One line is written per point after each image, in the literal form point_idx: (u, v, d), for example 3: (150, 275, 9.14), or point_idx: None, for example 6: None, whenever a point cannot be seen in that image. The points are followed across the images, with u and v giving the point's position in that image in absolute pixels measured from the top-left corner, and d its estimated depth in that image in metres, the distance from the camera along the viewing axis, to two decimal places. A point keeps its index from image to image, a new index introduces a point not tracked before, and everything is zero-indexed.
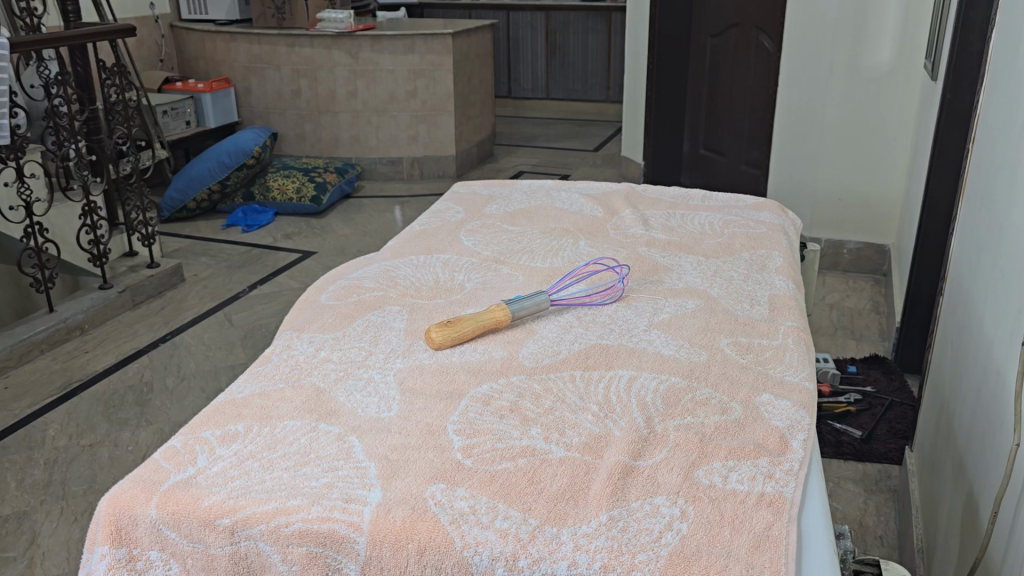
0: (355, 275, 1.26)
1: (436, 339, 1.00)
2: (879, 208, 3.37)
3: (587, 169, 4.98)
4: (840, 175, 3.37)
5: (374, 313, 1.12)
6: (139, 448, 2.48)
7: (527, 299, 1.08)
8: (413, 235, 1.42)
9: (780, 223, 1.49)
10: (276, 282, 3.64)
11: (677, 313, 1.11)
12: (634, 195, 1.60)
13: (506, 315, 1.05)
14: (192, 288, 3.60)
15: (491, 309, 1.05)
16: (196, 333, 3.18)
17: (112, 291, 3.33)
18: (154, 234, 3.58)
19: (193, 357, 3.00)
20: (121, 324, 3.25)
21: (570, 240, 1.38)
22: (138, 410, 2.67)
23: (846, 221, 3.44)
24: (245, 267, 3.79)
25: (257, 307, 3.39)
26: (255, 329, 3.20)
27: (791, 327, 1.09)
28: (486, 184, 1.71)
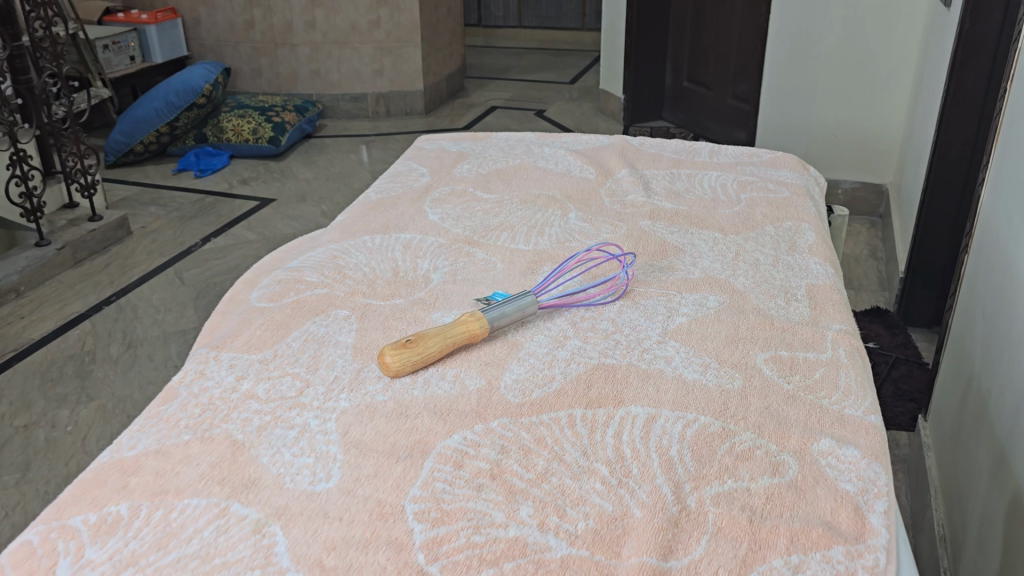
0: (294, 264, 1.02)
1: (390, 363, 0.77)
2: (877, 145, 3.13)
3: (564, 102, 4.70)
4: (836, 111, 3.11)
5: (315, 320, 0.89)
6: (79, 428, 2.24)
7: (508, 300, 0.85)
8: (367, 207, 1.18)
9: (805, 184, 1.26)
10: (231, 233, 3.36)
11: (696, 316, 0.88)
12: (631, 150, 1.36)
13: (484, 325, 0.82)
14: (140, 241, 3.31)
15: (464, 317, 0.82)
16: (143, 293, 2.91)
17: (49, 248, 3.05)
18: (95, 184, 3.28)
19: (140, 321, 2.75)
20: (60, 284, 2.98)
21: (558, 213, 1.14)
22: (79, 384, 2.42)
23: (841, 161, 3.19)
24: (197, 217, 3.51)
25: (210, 262, 3.12)
26: (209, 288, 2.94)
27: (841, 330, 0.87)
28: (455, 138, 1.45)
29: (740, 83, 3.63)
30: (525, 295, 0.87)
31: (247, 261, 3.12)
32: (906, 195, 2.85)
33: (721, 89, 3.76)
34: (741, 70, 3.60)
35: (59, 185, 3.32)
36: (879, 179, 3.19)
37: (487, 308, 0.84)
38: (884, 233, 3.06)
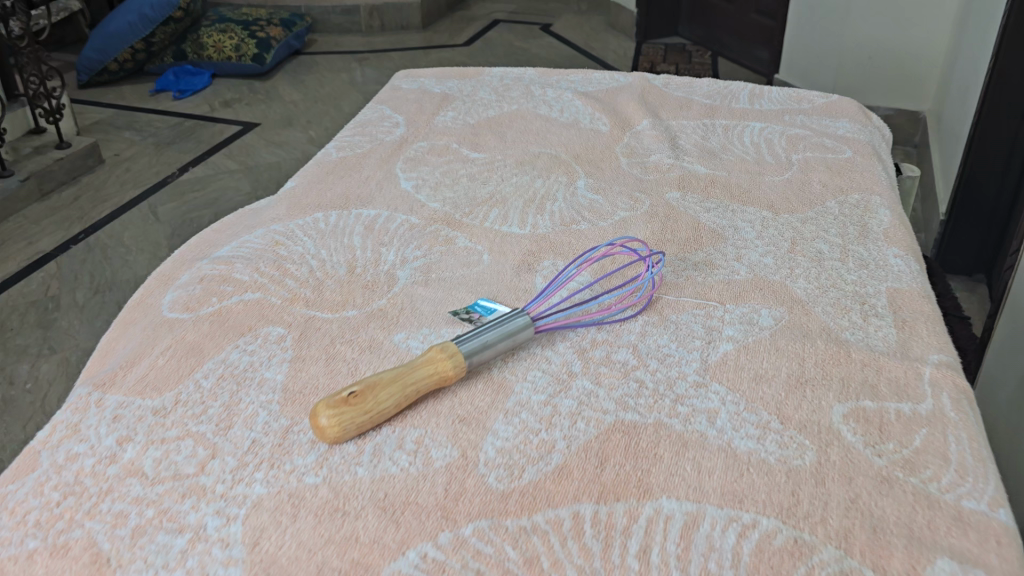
0: (222, 255, 0.80)
1: (322, 426, 0.55)
2: (916, 68, 2.72)
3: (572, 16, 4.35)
4: (870, 26, 2.72)
5: (237, 345, 0.67)
6: (39, 386, 2.01)
7: (495, 325, 0.63)
8: (324, 170, 0.94)
9: (870, 140, 1.01)
10: (212, 162, 3.07)
11: (745, 343, 0.66)
12: (653, 92, 1.11)
13: (460, 363, 0.60)
14: (112, 171, 3.03)
15: (436, 354, 0.60)
16: (114, 230, 2.64)
17: (12, 180, 2.80)
18: (61, 108, 3.01)
19: (109, 262, 2.48)
20: (25, 220, 2.73)
21: (563, 179, 0.90)
22: (40, 334, 2.19)
23: (875, 85, 2.81)
24: (175, 143, 3.22)
25: (187, 195, 2.83)
26: (185, 224, 2.66)
27: (941, 363, 0.65)
28: (439, 74, 1.20)
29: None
30: (518, 313, 0.65)
31: (228, 194, 2.84)
32: (949, 128, 2.46)
33: (743, 4, 3.43)
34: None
35: (23, 109, 3.06)
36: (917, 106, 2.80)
37: (465, 335, 0.62)
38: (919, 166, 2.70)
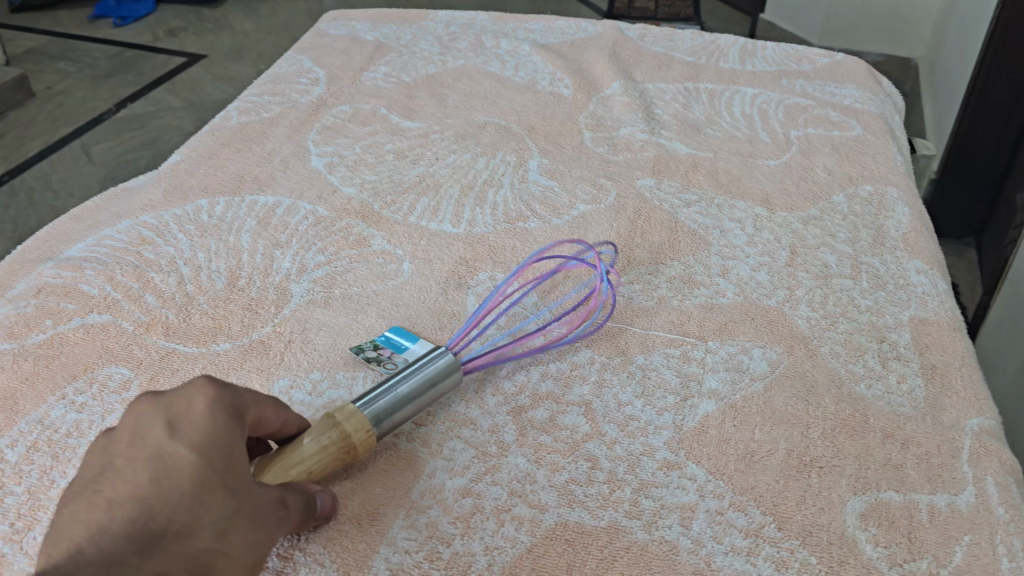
0: (71, 259, 0.63)
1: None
2: (910, 11, 2.32)
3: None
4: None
5: (64, 396, 0.51)
6: None
7: (408, 373, 0.48)
8: (220, 142, 0.77)
9: (881, 111, 0.85)
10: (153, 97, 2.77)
11: (731, 401, 0.50)
12: (626, 46, 0.93)
13: (364, 438, 0.45)
14: (44, 107, 2.73)
15: (326, 432, 0.44)
16: (43, 172, 2.34)
17: None
18: None
19: (36, 208, 2.17)
20: None
21: (512, 159, 0.73)
22: None
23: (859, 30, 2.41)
24: (113, 75, 2.93)
25: (125, 134, 2.54)
26: (121, 167, 2.37)
27: (983, 431, 0.50)
28: (372, 18, 1.01)
29: None
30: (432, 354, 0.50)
31: (172, 133, 2.55)
32: (946, 73, 2.10)
33: None
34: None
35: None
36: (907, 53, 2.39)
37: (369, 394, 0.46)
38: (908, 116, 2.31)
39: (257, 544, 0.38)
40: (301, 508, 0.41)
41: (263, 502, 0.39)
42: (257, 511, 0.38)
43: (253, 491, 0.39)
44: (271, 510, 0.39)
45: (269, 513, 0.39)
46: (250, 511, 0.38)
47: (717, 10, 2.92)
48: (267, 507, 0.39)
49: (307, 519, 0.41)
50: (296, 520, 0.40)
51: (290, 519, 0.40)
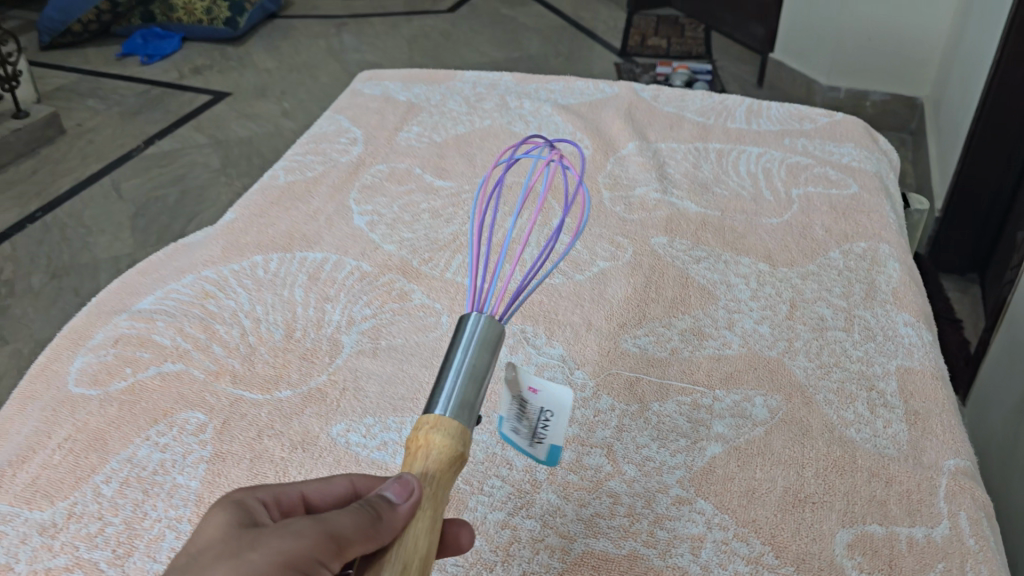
0: (142, 311, 0.70)
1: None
2: (915, 51, 2.32)
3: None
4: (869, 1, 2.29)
5: (148, 437, 0.58)
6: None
7: (459, 353, 0.48)
8: (271, 200, 0.84)
9: (876, 170, 0.92)
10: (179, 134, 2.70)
11: (736, 443, 0.57)
12: (641, 107, 1.01)
13: (444, 433, 0.46)
14: (75, 142, 2.65)
15: (415, 452, 0.46)
16: (74, 208, 2.31)
17: None
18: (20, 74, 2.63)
19: (69, 245, 2.15)
20: None
21: (537, 218, 0.80)
22: None
23: (868, 68, 2.41)
24: (142, 112, 2.84)
25: (152, 171, 2.49)
26: (150, 204, 2.32)
27: (958, 471, 0.56)
28: (405, 78, 1.09)
29: None
30: (465, 324, 0.49)
31: (200, 171, 2.49)
32: (949, 116, 2.11)
33: None
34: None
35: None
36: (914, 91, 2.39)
37: (440, 393, 0.47)
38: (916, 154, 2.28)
39: None
40: (346, 521, 0.41)
41: (261, 545, 0.39)
42: (253, 559, 0.38)
43: (251, 543, 0.39)
44: (281, 545, 0.39)
45: (281, 547, 0.39)
46: (242, 562, 0.38)
47: (728, 47, 2.99)
48: (278, 546, 0.39)
49: (368, 527, 0.41)
50: (344, 533, 0.40)
51: (332, 536, 0.40)
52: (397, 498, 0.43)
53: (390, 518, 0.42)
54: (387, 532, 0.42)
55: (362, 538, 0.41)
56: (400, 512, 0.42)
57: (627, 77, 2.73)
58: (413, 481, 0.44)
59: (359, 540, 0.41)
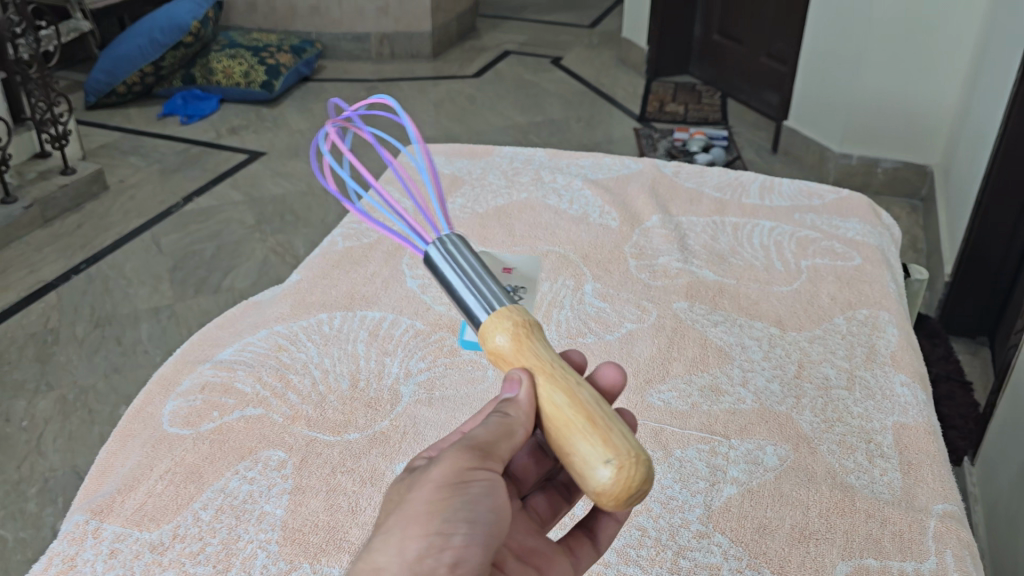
0: (224, 360, 0.79)
1: (604, 489, 0.43)
2: (925, 122, 2.32)
3: (581, 28, 4.06)
4: (879, 71, 2.30)
5: (237, 471, 0.66)
6: (38, 425, 1.61)
7: (449, 278, 0.54)
8: (332, 264, 0.94)
9: (879, 243, 1.01)
10: (217, 191, 2.58)
11: (749, 486, 0.65)
12: (664, 182, 1.11)
13: (501, 331, 0.51)
14: (116, 198, 2.52)
15: (506, 365, 0.51)
16: (116, 260, 2.18)
17: (15, 206, 2.31)
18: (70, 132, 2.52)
19: (110, 295, 2.03)
20: (26, 250, 2.24)
21: (570, 284, 0.90)
22: (38, 369, 1.76)
23: (881, 139, 2.40)
24: (183, 169, 2.72)
25: (191, 225, 2.35)
26: (188, 258, 2.18)
27: (946, 515, 0.64)
28: (450, 153, 1.20)
29: (776, 40, 2.92)
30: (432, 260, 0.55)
31: (237, 225, 2.35)
32: (957, 187, 2.09)
33: None
34: (774, 19, 2.90)
35: (30, 132, 2.53)
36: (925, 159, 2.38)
37: (473, 309, 0.53)
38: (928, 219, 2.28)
39: (445, 497, 0.44)
40: (480, 432, 0.47)
41: (416, 484, 0.45)
42: (414, 497, 0.44)
43: (409, 488, 0.45)
44: (430, 475, 0.45)
45: (432, 476, 0.45)
46: (405, 505, 0.44)
47: (743, 114, 3.09)
48: (432, 476, 0.45)
49: (500, 427, 0.47)
50: (481, 440, 0.47)
51: (472, 447, 0.46)
52: (512, 393, 0.49)
53: (515, 410, 0.48)
54: (521, 419, 0.48)
55: (500, 433, 0.47)
56: (521, 402, 0.48)
57: (646, 144, 2.84)
58: (512, 377, 0.49)
59: (500, 438, 0.47)
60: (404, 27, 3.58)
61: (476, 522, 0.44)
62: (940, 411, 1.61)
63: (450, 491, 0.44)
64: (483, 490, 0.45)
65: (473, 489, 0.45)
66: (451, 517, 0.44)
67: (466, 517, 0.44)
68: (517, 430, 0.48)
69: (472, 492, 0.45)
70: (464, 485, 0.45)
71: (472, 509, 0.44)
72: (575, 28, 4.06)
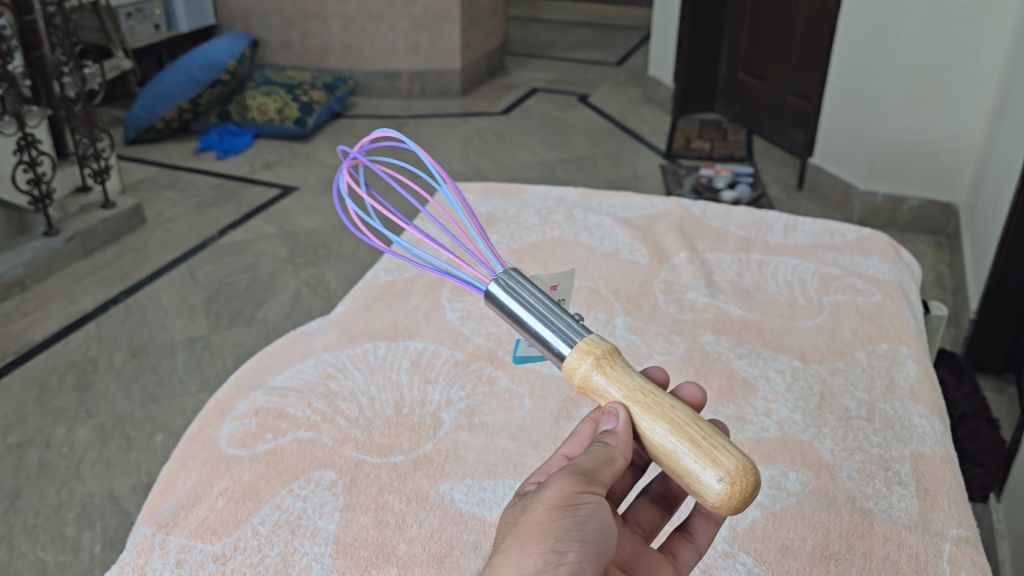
0: (276, 385, 0.85)
1: (722, 500, 0.48)
2: (950, 158, 2.35)
3: (607, 66, 4.14)
4: (903, 108, 2.33)
5: (291, 489, 0.71)
6: (78, 451, 1.66)
7: (520, 313, 0.57)
8: (374, 296, 0.99)
9: (899, 280, 1.05)
10: (251, 224, 2.64)
11: (773, 509, 0.69)
12: (690, 221, 1.16)
13: (588, 364, 0.55)
14: (154, 231, 2.58)
15: (596, 395, 0.55)
16: (154, 291, 2.24)
17: (59, 237, 2.38)
18: (111, 167, 2.59)
19: (148, 325, 2.09)
20: (69, 279, 2.31)
21: (601, 316, 0.94)
22: (80, 396, 1.82)
23: (906, 176, 2.43)
24: (218, 203, 2.79)
25: (225, 258, 2.42)
26: (223, 289, 2.25)
27: (961, 539, 0.67)
28: (484, 191, 1.25)
29: (802, 78, 2.97)
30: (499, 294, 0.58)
31: (271, 257, 2.42)
32: (983, 221, 2.11)
33: None
34: (799, 58, 2.96)
35: (73, 167, 2.59)
36: (949, 196, 2.41)
37: (550, 337, 0.56)
38: (954, 256, 2.30)
39: (555, 518, 0.47)
40: (584, 460, 0.51)
41: (530, 506, 0.49)
42: (527, 518, 0.48)
43: (524, 511, 0.49)
44: (542, 498, 0.48)
45: (544, 498, 0.48)
46: (520, 525, 0.48)
47: (768, 151, 3.13)
48: (544, 499, 0.48)
49: (603, 455, 0.51)
50: (585, 468, 0.50)
51: (578, 474, 0.50)
52: (613, 424, 0.53)
53: (615, 439, 0.52)
54: (621, 447, 0.52)
55: (605, 462, 0.51)
56: (620, 431, 0.52)
57: (672, 180, 2.89)
58: (607, 410, 0.54)
59: (603, 465, 0.51)
60: (435, 65, 3.66)
61: (586, 540, 0.47)
62: (966, 448, 1.62)
63: (560, 513, 0.48)
64: (589, 514, 0.48)
65: (582, 509, 0.48)
66: (563, 537, 0.47)
67: (575, 535, 0.47)
68: (617, 457, 0.51)
69: (581, 513, 0.48)
70: (573, 508, 0.48)
71: (583, 527, 0.47)
72: (601, 66, 4.14)
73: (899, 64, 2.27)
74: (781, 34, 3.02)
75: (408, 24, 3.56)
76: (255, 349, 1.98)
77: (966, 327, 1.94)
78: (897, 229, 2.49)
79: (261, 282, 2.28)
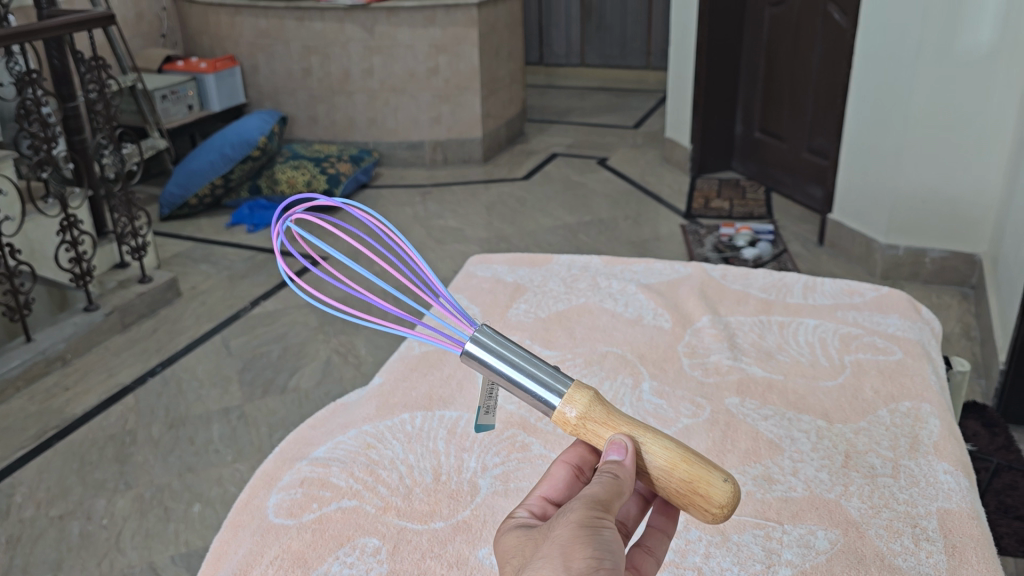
0: (321, 453, 0.89)
1: (732, 494, 0.54)
2: (970, 210, 2.37)
3: (626, 129, 4.23)
4: (919, 162, 2.36)
5: (338, 557, 0.75)
6: (119, 521, 1.70)
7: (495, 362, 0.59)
8: (409, 367, 1.03)
9: (919, 337, 1.07)
10: (284, 295, 2.70)
11: (803, 568, 0.71)
12: (712, 285, 1.20)
13: (577, 409, 0.58)
14: (189, 304, 2.65)
15: (593, 425, 0.58)
16: (189, 363, 2.30)
17: (98, 312, 2.44)
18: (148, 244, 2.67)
19: (184, 396, 2.14)
20: (109, 353, 2.37)
21: (629, 381, 0.97)
22: (120, 468, 1.86)
23: (925, 228, 2.45)
24: (251, 274, 2.86)
25: (258, 328, 2.47)
26: (256, 359, 2.30)
27: None
28: (511, 263, 1.30)
29: (817, 136, 3.03)
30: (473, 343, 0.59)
31: (302, 328, 2.47)
32: (1007, 271, 2.12)
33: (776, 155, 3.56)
34: (812, 114, 3.03)
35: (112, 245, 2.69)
36: (972, 248, 2.42)
37: (541, 395, 0.58)
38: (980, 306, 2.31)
39: (582, 530, 0.49)
40: (597, 490, 0.52)
41: (554, 524, 0.50)
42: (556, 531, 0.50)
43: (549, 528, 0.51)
44: (570, 517, 0.50)
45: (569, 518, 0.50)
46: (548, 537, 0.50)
47: (789, 208, 3.16)
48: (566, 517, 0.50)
49: (614, 486, 0.52)
50: (600, 496, 0.51)
51: (595, 503, 0.51)
52: (619, 456, 0.55)
53: (623, 471, 0.54)
54: (628, 478, 0.54)
55: (616, 495, 0.52)
56: (626, 463, 0.54)
57: (692, 239, 2.93)
58: (615, 441, 0.56)
59: (615, 495, 0.52)
60: (458, 133, 3.76)
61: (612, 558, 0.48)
62: (1003, 502, 1.60)
63: (586, 531, 0.49)
64: (611, 536, 0.49)
65: (606, 525, 0.50)
66: (597, 547, 0.48)
67: (600, 552, 0.48)
68: (625, 488, 0.53)
69: (605, 535, 0.49)
70: (597, 529, 0.49)
71: (610, 546, 0.48)
72: (620, 130, 4.23)
73: (913, 120, 2.31)
74: (795, 93, 3.09)
75: (430, 97, 3.67)
76: (289, 418, 2.02)
77: (996, 377, 1.94)
78: (919, 281, 2.50)
79: (293, 351, 2.34)
